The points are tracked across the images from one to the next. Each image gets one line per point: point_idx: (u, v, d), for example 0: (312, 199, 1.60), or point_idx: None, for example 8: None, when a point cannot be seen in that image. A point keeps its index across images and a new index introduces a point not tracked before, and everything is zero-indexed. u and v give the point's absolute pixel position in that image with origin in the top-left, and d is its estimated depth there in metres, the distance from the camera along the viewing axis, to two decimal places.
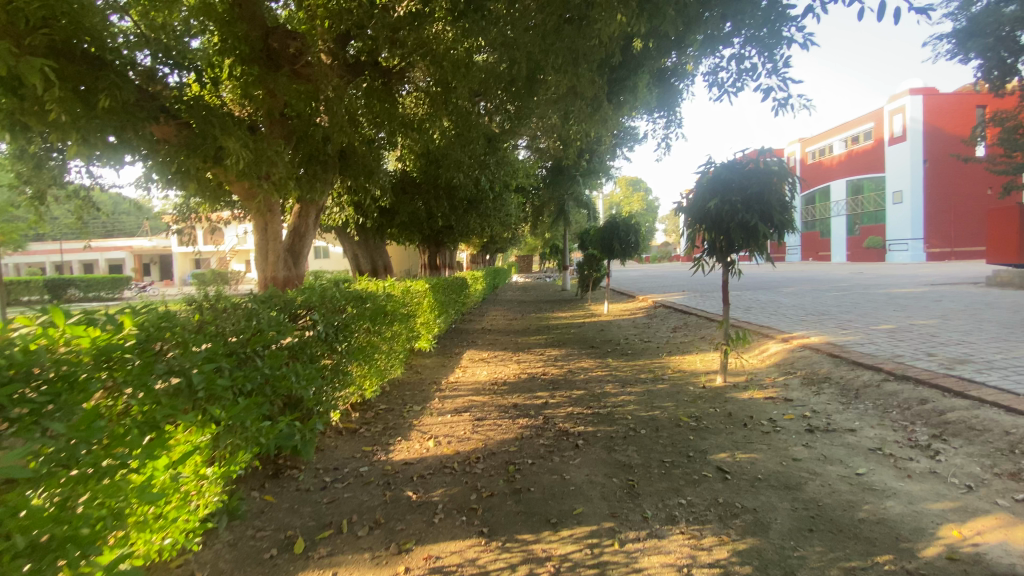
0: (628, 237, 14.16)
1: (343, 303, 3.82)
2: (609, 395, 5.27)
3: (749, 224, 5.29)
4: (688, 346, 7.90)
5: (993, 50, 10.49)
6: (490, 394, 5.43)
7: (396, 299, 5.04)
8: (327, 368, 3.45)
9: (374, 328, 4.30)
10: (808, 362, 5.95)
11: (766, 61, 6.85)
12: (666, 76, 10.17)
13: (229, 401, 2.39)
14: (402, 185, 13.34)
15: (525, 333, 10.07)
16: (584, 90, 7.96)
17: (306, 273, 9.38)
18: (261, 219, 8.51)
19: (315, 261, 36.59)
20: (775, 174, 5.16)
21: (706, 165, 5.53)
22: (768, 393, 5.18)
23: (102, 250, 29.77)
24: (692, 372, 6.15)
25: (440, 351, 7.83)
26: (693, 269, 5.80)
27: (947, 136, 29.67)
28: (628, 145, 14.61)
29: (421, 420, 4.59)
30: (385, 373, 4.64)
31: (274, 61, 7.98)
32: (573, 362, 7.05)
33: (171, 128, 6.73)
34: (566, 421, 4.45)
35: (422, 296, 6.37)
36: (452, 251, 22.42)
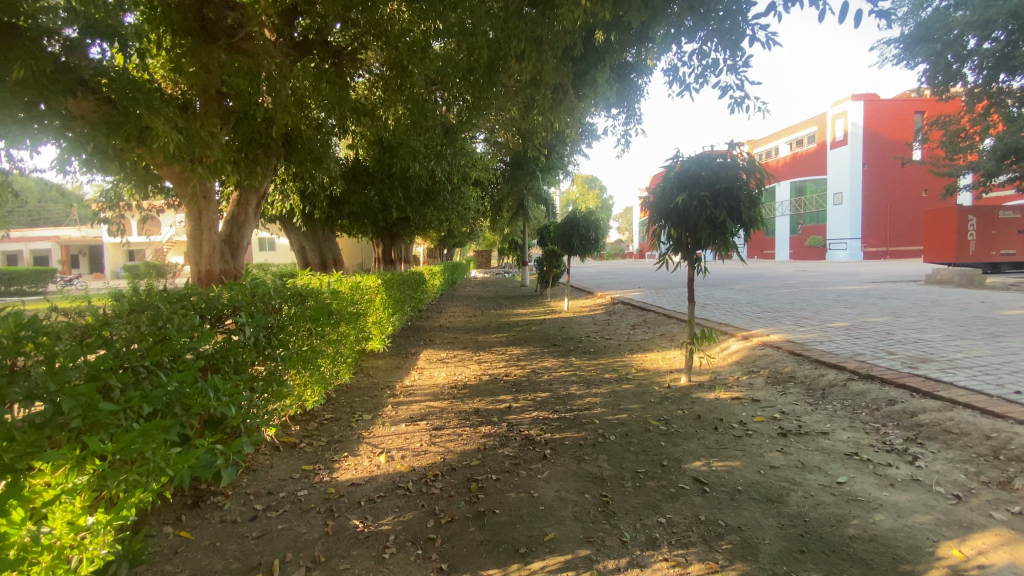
0: (588, 233, 14.03)
1: (279, 302, 3.33)
2: (574, 398, 4.99)
3: (716, 220, 5.10)
4: (649, 343, 7.76)
5: (939, 54, 12.46)
6: (449, 399, 5.03)
7: (342, 295, 4.55)
8: (257, 378, 2.97)
9: (315, 329, 3.80)
10: (772, 360, 5.89)
11: (727, 58, 6.72)
12: (627, 71, 10.05)
13: (120, 427, 1.88)
14: (353, 174, 12.64)
15: (485, 331, 9.70)
16: (549, 78, 7.64)
17: (245, 266, 8.65)
18: (195, 206, 7.75)
19: (260, 253, 34.96)
20: (745, 169, 4.98)
21: (674, 158, 5.32)
22: (734, 393, 5.04)
23: (25, 240, 27.32)
24: (656, 371, 5.97)
25: (395, 351, 7.36)
26: (659, 266, 5.60)
27: (882, 142, 31.48)
28: (588, 141, 14.47)
29: (371, 431, 4.15)
30: (329, 378, 4.16)
31: (208, 32, 7.20)
32: (536, 362, 6.74)
33: (89, 103, 5.86)
34: (531, 427, 4.14)
35: (374, 292, 5.88)
36: (408, 245, 21.72)
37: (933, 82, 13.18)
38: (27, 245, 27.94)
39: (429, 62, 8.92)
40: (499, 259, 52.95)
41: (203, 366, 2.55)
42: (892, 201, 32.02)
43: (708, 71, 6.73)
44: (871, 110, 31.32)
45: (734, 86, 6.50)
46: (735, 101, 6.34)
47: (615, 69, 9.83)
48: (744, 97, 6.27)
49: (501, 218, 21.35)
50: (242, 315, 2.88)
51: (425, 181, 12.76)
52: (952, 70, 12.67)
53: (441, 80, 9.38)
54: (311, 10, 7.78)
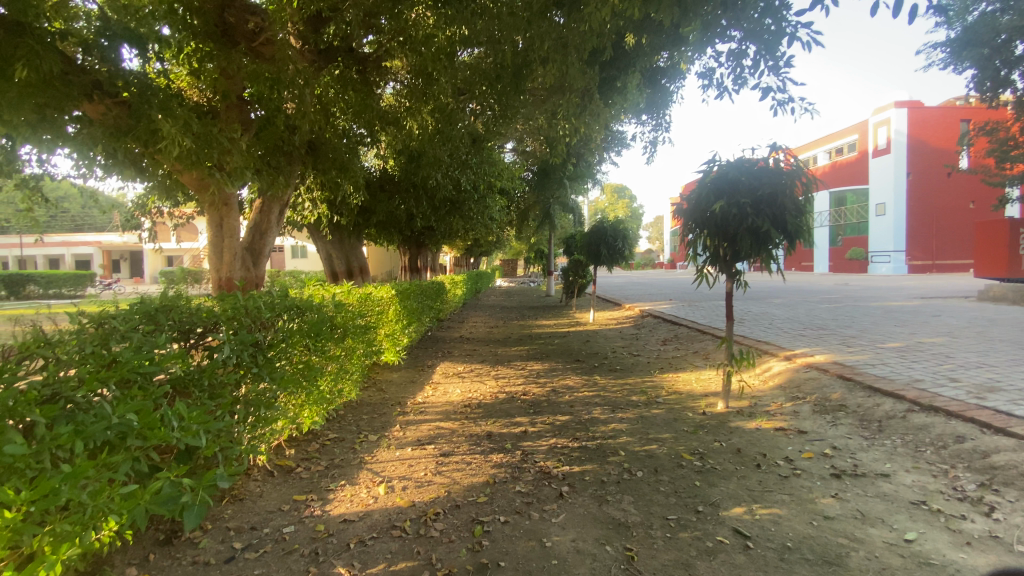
0: (616, 243, 13.55)
1: (270, 318, 3.04)
2: (598, 423, 4.57)
3: (758, 230, 4.64)
4: (681, 361, 7.25)
5: (988, 59, 11.04)
6: (460, 420, 4.67)
7: (348, 307, 4.26)
8: (241, 400, 2.70)
9: (314, 345, 3.51)
10: (818, 385, 5.32)
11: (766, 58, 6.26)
12: (656, 77, 9.62)
13: (40, 470, 1.64)
14: (378, 183, 12.54)
15: (505, 344, 9.32)
16: (574, 81, 7.27)
17: (266, 273, 8.52)
18: (216, 213, 7.69)
19: (291, 261, 35.72)
20: (789, 174, 4.52)
21: (709, 164, 4.91)
22: (777, 423, 4.52)
23: (69, 244, 28.34)
24: (688, 394, 5.48)
25: (411, 364, 7.06)
26: (694, 281, 5.15)
27: (928, 150, 29.90)
28: (616, 150, 14.07)
29: (374, 456, 3.83)
30: (332, 399, 3.86)
31: (229, 37, 7.19)
32: (558, 380, 6.32)
33: (104, 106, 5.85)
34: (547, 458, 3.74)
35: (387, 304, 5.60)
36: (434, 254, 21.62)
37: (979, 89, 11.71)
38: (70, 249, 29.03)
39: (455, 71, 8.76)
40: (526, 268, 52.47)
41: (166, 392, 2.29)
42: (940, 212, 30.34)
43: (746, 71, 6.27)
44: (916, 117, 29.84)
45: (775, 88, 6.01)
46: (776, 104, 5.87)
47: (645, 74, 9.47)
48: (784, 100, 5.78)
49: (527, 227, 21.02)
50: (222, 333, 2.61)
51: (448, 189, 12.53)
52: (1000, 77, 11.28)
53: (469, 90, 9.17)
54: (336, 16, 7.68)
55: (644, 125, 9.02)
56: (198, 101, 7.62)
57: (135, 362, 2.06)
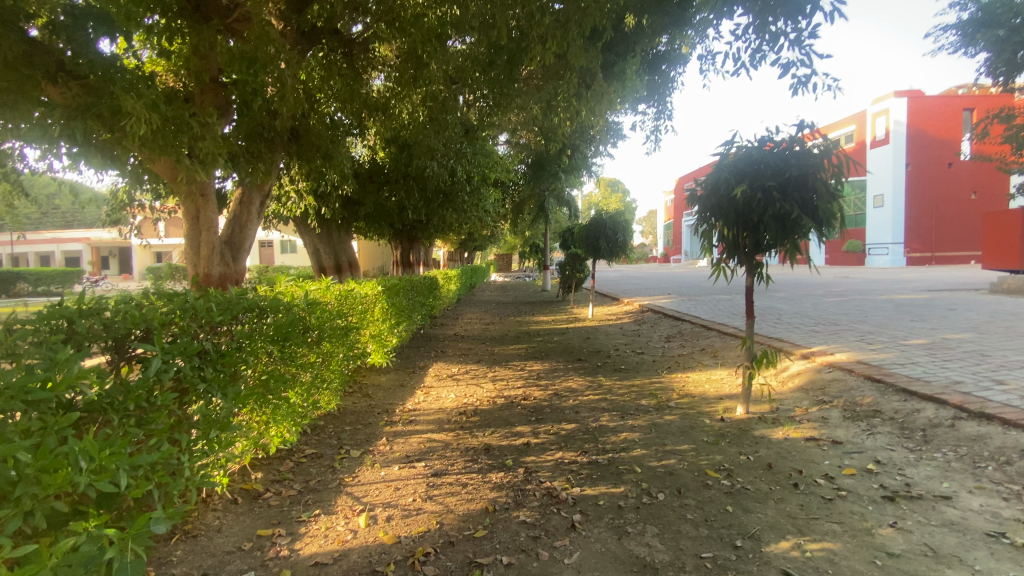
0: (616, 236, 13.05)
1: (224, 321, 2.50)
2: (608, 432, 4.11)
3: (785, 217, 4.18)
4: (690, 360, 6.81)
5: (1005, 41, 10.62)
6: (454, 430, 4.18)
7: (324, 306, 3.75)
8: (185, 424, 2.16)
9: (281, 353, 2.99)
10: (845, 388, 4.89)
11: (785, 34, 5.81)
12: (656, 62, 9.13)
13: None
14: (367, 174, 11.96)
15: (502, 342, 8.86)
16: (574, 60, 6.77)
17: (246, 269, 7.96)
18: (191, 204, 7.13)
19: (282, 256, 35.19)
20: (821, 154, 4.05)
21: (728, 145, 4.44)
22: (807, 433, 4.08)
23: (56, 241, 27.64)
24: (702, 397, 5.04)
25: (401, 365, 6.57)
26: (711, 273, 4.69)
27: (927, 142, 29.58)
28: (614, 141, 13.60)
29: (355, 477, 3.34)
30: (306, 413, 3.36)
31: (201, 12, 6.60)
32: (560, 381, 5.84)
33: (69, 89, 5.11)
34: (554, 476, 3.28)
35: (370, 301, 5.08)
36: (427, 248, 21.16)
37: (994, 74, 11.24)
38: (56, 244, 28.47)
39: (448, 56, 8.24)
40: (521, 262, 52.01)
41: (73, 423, 1.73)
42: (938, 204, 30.10)
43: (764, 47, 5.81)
44: (915, 108, 29.57)
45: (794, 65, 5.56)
46: (799, 81, 5.43)
47: (646, 60, 9.00)
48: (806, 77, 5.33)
49: (522, 221, 20.51)
50: (154, 345, 2.04)
51: (442, 180, 11.99)
52: (1017, 59, 10.74)
53: (461, 79, 8.70)
54: None
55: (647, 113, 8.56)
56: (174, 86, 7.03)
57: (25, 386, 1.50)
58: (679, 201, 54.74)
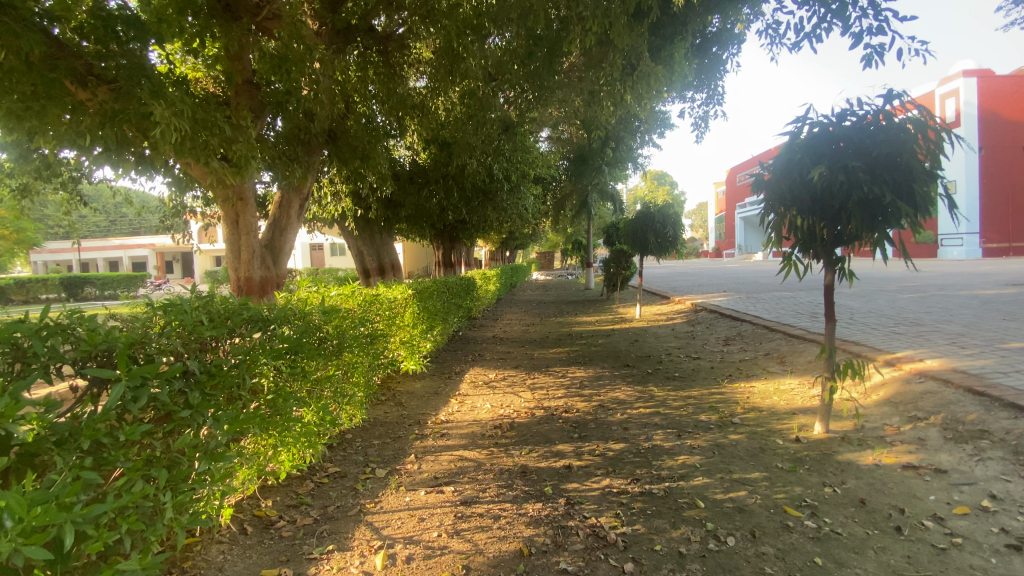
0: (665, 230, 12.35)
1: (216, 337, 2.21)
2: (663, 455, 3.61)
3: (874, 202, 3.54)
4: (753, 367, 6.15)
5: None
6: (489, 448, 3.79)
7: (346, 314, 3.44)
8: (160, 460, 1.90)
9: (290, 366, 2.68)
10: (944, 401, 4.15)
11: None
12: (705, 45, 8.44)
13: None
14: (408, 175, 11.78)
15: (543, 345, 8.43)
16: (618, 40, 6.22)
17: (286, 272, 7.89)
18: (230, 208, 7.08)
19: (331, 259, 36.16)
20: (919, 125, 3.38)
21: (799, 123, 3.85)
22: (904, 459, 3.40)
23: (127, 248, 29.62)
24: (771, 413, 4.43)
25: (437, 371, 6.27)
26: (780, 271, 4.11)
27: (1001, 125, 26.94)
28: (660, 132, 12.89)
29: (377, 503, 3.01)
30: (324, 432, 3.06)
31: (231, 12, 6.54)
32: (606, 391, 5.35)
33: (99, 94, 5.11)
34: (601, 510, 2.84)
35: (400, 306, 4.79)
36: (468, 248, 20.98)
37: None
38: (128, 252, 30.71)
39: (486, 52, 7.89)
40: (564, 260, 51.35)
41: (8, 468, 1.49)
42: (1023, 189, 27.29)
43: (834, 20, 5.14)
44: (996, 84, 26.94)
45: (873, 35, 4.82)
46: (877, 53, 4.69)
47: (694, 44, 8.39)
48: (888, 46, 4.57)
49: (564, 218, 19.96)
50: (114, 371, 1.77)
51: (480, 178, 11.66)
52: None
53: (499, 74, 8.37)
54: None
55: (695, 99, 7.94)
56: (214, 92, 7.10)
57: None
58: (730, 194, 52.49)
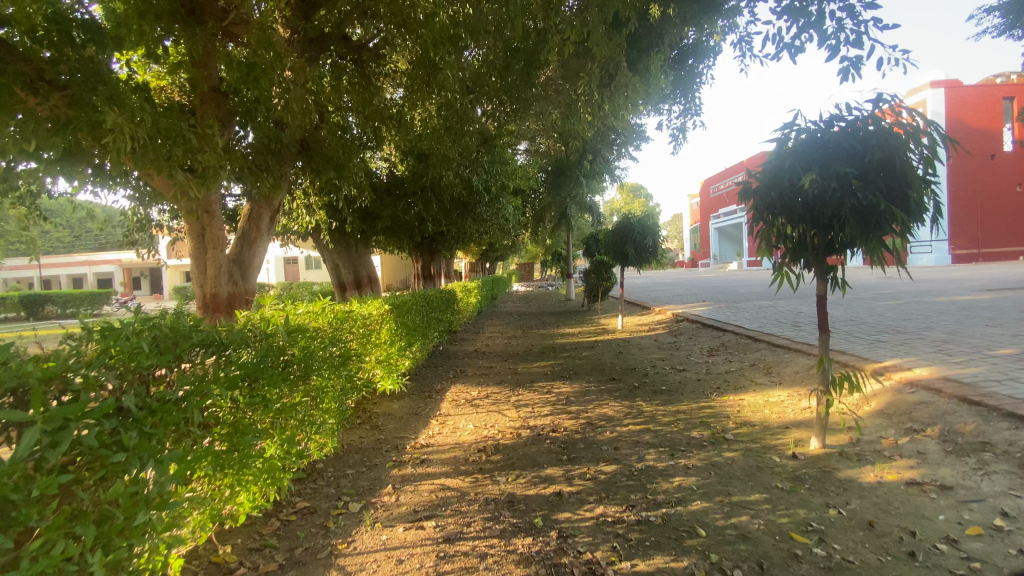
0: (645, 240, 12.30)
1: (159, 366, 1.96)
2: (658, 477, 3.41)
3: (866, 209, 3.46)
4: (740, 379, 6.03)
5: None
6: (473, 475, 3.54)
7: (314, 334, 3.17)
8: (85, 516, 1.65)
9: (252, 394, 2.41)
10: (937, 412, 4.07)
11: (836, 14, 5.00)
12: (682, 57, 8.48)
13: None
14: (385, 187, 11.50)
15: (526, 359, 8.21)
16: (597, 49, 6.08)
17: (256, 288, 7.50)
18: (196, 221, 6.71)
19: (307, 273, 35.44)
20: (908, 130, 3.32)
21: (786, 129, 3.76)
22: (906, 475, 3.28)
23: (92, 262, 28.85)
24: (764, 427, 4.29)
25: (416, 389, 5.98)
26: (770, 281, 4.00)
27: (963, 134, 27.76)
28: (636, 144, 12.94)
29: (350, 543, 2.72)
30: (290, 465, 2.78)
31: (195, 15, 6.27)
32: (593, 407, 5.15)
33: (53, 101, 4.77)
34: (596, 543, 2.61)
35: (375, 323, 4.52)
36: (448, 260, 20.72)
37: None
38: (91, 268, 29.54)
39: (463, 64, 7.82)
40: (544, 271, 51.42)
41: None
42: (986, 197, 28.22)
43: (809, 32, 5.07)
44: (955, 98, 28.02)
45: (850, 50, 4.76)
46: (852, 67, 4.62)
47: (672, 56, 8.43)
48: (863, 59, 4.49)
49: (543, 230, 19.86)
50: (28, 413, 1.51)
51: (458, 190, 11.46)
52: None
53: (477, 85, 8.25)
54: None
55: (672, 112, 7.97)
56: (180, 101, 6.82)
57: None
58: (705, 205, 53.42)
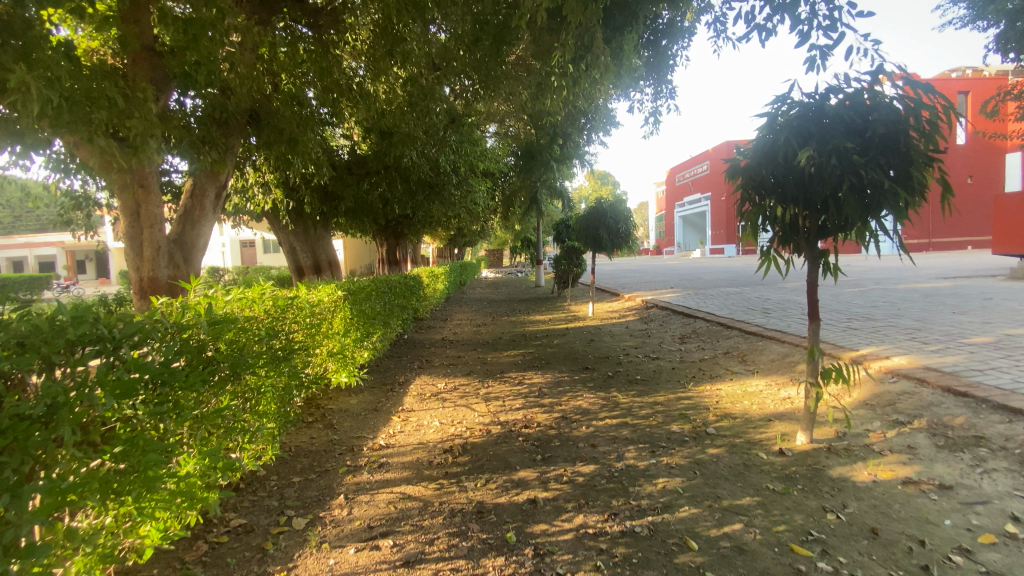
0: (617, 226, 12.06)
1: (25, 367, 1.48)
2: (640, 479, 3.11)
3: (866, 189, 3.21)
4: (717, 367, 5.85)
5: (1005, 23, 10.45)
6: (439, 481, 3.16)
7: (246, 326, 2.67)
8: None
9: (163, 399, 1.92)
10: (923, 403, 3.95)
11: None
12: (655, 39, 8.06)
13: None
14: (345, 166, 10.79)
15: (495, 347, 7.86)
16: (572, 18, 5.60)
17: (198, 272, 6.81)
18: (129, 196, 5.98)
19: (267, 258, 34.02)
20: (910, 104, 3.08)
21: (777, 102, 3.44)
22: (901, 473, 3.10)
23: (31, 244, 27.06)
24: (746, 420, 4.08)
25: (377, 382, 5.55)
26: (758, 268, 3.77)
27: None
28: (607, 129, 12.60)
29: (290, 570, 2.30)
30: (216, 481, 2.32)
31: None
32: (567, 400, 4.83)
33: None
34: (579, 563, 2.29)
35: (325, 311, 4.07)
36: (414, 245, 20.12)
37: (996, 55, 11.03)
38: (31, 250, 27.71)
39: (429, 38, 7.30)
40: (513, 257, 51.18)
41: None
42: None
43: (781, 13, 4.73)
44: None
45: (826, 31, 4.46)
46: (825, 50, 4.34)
47: (648, 37, 8.06)
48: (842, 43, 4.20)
49: (513, 214, 19.42)
50: None
51: (426, 172, 10.87)
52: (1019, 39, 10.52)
53: (445, 59, 7.71)
54: None
55: (645, 94, 7.64)
56: (111, 64, 5.99)
57: None
58: (671, 193, 53.97)
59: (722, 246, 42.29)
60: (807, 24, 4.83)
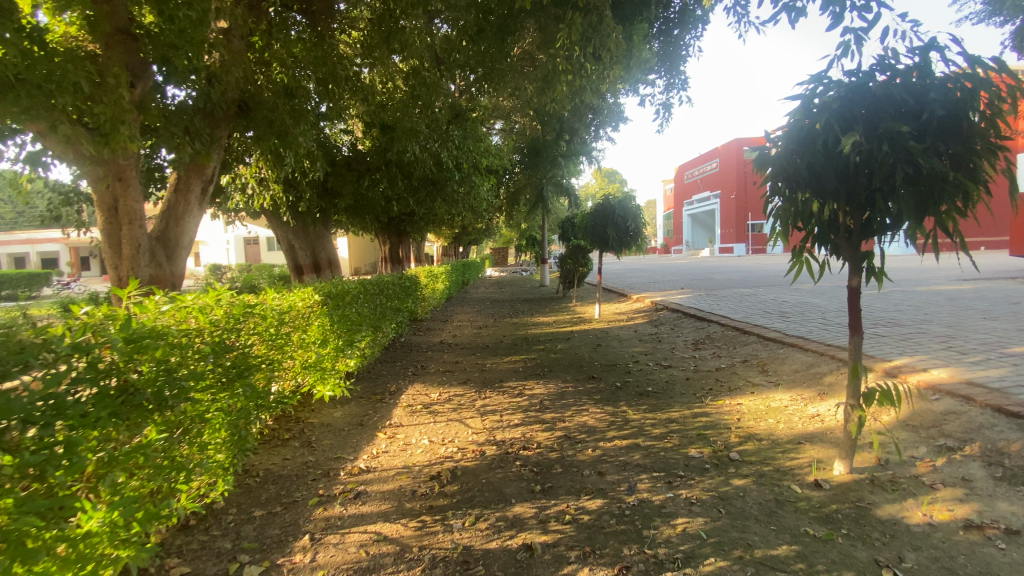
0: (626, 224, 11.59)
1: None
2: (656, 519, 2.66)
3: (921, 181, 2.74)
4: (735, 378, 5.38)
5: None
6: (420, 519, 2.72)
7: (181, 343, 2.25)
8: None
9: (44, 444, 1.52)
10: (973, 425, 3.47)
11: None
12: (666, 29, 7.55)
13: None
14: (344, 162, 10.40)
15: (496, 352, 7.42)
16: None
17: (183, 271, 6.30)
18: (104, 189, 5.53)
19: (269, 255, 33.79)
20: (972, 82, 2.61)
21: (813, 83, 2.97)
22: (960, 513, 2.63)
23: (33, 241, 27.03)
24: (773, 443, 3.62)
25: (365, 392, 5.12)
26: (787, 269, 3.32)
27: None
28: (615, 124, 12.12)
29: None
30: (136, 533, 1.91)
31: None
32: (572, 415, 4.39)
33: None
34: None
35: (296, 318, 3.64)
36: (418, 243, 19.70)
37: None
38: (33, 246, 27.70)
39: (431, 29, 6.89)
40: (517, 255, 50.73)
41: None
42: None
43: None
44: None
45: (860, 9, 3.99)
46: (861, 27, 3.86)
47: (661, 26, 7.57)
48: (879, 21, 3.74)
49: (517, 212, 18.94)
50: None
51: (429, 168, 10.45)
52: None
53: (447, 49, 7.28)
54: None
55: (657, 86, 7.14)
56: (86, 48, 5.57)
57: None
58: (679, 190, 53.23)
59: (730, 245, 41.60)
60: (840, 2, 4.35)
